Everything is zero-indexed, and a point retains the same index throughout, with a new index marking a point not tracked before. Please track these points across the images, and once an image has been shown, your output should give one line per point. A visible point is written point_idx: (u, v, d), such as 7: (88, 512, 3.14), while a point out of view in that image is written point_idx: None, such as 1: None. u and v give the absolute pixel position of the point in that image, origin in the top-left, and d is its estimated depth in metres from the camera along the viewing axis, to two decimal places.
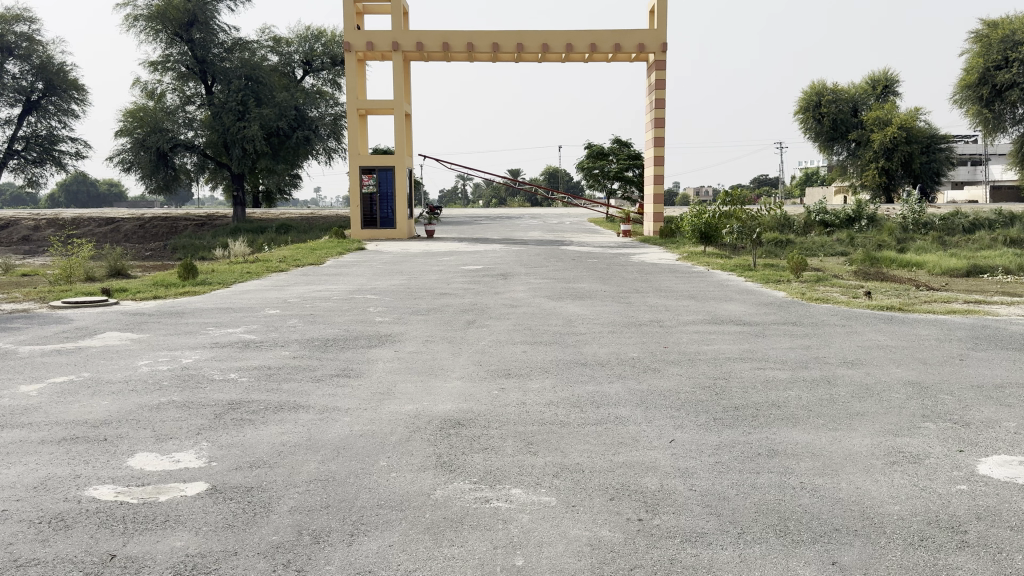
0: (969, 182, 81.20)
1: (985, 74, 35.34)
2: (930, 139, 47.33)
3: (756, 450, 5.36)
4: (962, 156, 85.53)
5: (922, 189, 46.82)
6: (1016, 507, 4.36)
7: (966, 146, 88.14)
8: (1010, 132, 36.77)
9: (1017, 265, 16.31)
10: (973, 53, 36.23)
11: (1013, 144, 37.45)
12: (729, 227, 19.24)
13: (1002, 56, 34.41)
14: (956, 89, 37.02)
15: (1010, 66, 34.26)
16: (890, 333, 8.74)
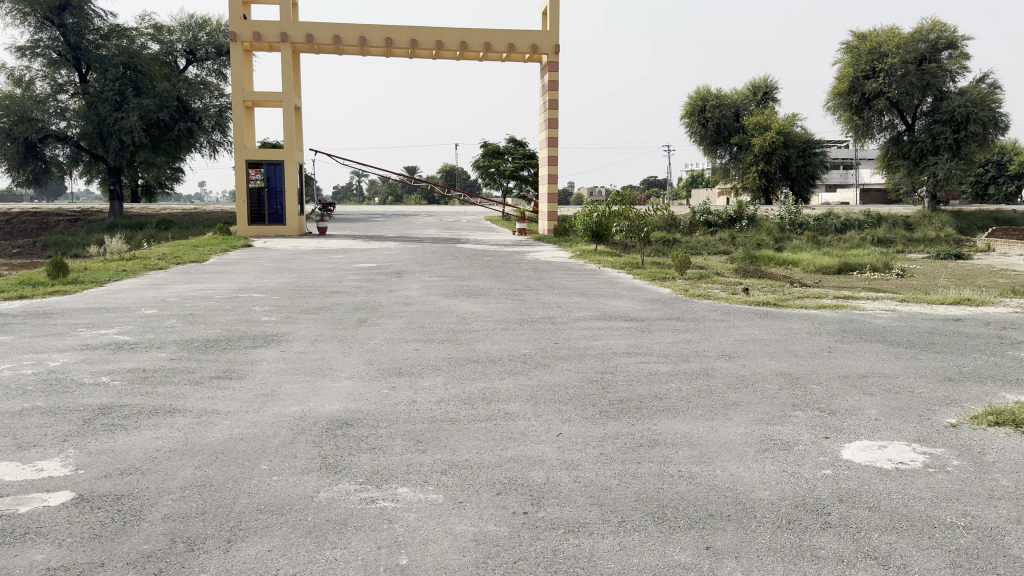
0: (840, 185, 86.23)
1: (855, 83, 37.46)
2: (806, 144, 50.01)
3: (638, 441, 5.50)
4: (834, 160, 90.62)
5: (798, 190, 49.47)
6: (876, 489, 4.64)
7: (838, 149, 93.61)
8: (877, 139, 39.26)
9: (882, 263, 17.44)
10: (844, 63, 38.45)
11: (880, 151, 39.97)
12: (618, 226, 19.75)
13: (870, 66, 36.82)
14: (828, 96, 39.09)
15: (877, 77, 36.62)
16: (765, 327, 9.18)
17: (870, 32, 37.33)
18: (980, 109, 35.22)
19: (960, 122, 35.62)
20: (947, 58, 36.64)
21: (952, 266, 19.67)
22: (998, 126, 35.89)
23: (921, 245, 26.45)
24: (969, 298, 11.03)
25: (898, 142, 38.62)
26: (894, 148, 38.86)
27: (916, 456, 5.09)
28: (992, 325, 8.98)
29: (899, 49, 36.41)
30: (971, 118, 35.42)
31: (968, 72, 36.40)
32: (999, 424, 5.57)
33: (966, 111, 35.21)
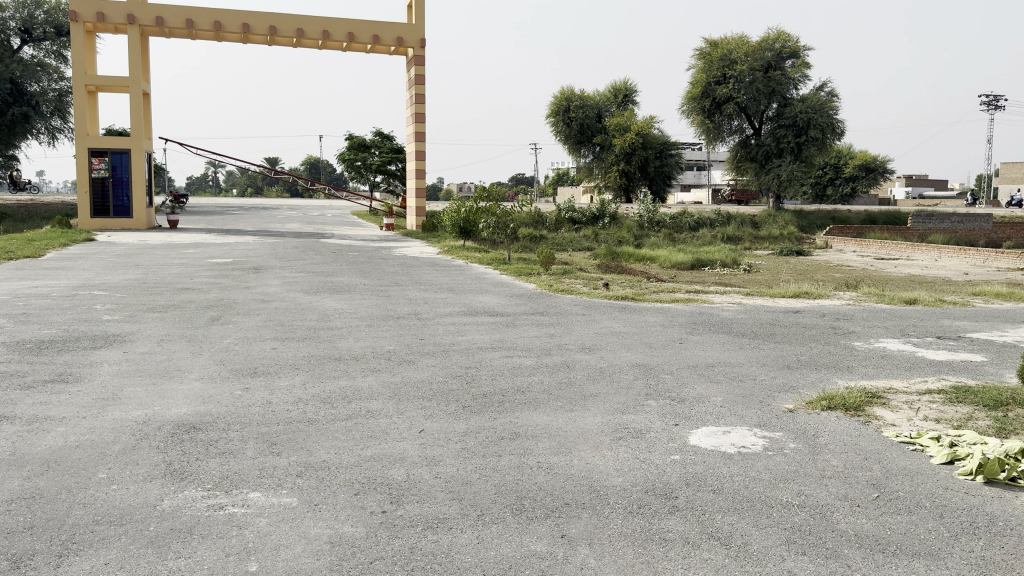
0: (694, 185, 90.55)
1: (707, 88, 39.38)
2: (663, 145, 52.16)
3: (500, 434, 5.55)
4: (688, 163, 95.05)
5: (656, 190, 51.52)
6: (720, 472, 4.90)
7: (692, 150, 98.39)
8: (727, 141, 41.45)
9: (730, 259, 18.47)
10: (697, 69, 40.26)
11: (729, 154, 42.20)
12: (484, 222, 19.87)
13: (721, 72, 38.85)
14: (683, 100, 40.83)
15: (727, 82, 38.67)
16: (622, 320, 9.52)
17: (720, 39, 39.29)
18: (819, 115, 37.97)
19: (802, 128, 38.29)
20: (790, 67, 39.29)
21: (793, 261, 21.13)
22: (835, 131, 38.80)
23: (766, 242, 28.25)
24: (807, 291, 11.87)
25: (746, 145, 40.93)
26: (742, 151, 41.14)
27: (756, 440, 5.41)
28: (827, 316, 9.71)
29: (747, 56, 38.65)
30: (811, 123, 38.12)
31: (809, 80, 39.17)
32: (831, 408, 6.01)
33: (806, 117, 37.88)
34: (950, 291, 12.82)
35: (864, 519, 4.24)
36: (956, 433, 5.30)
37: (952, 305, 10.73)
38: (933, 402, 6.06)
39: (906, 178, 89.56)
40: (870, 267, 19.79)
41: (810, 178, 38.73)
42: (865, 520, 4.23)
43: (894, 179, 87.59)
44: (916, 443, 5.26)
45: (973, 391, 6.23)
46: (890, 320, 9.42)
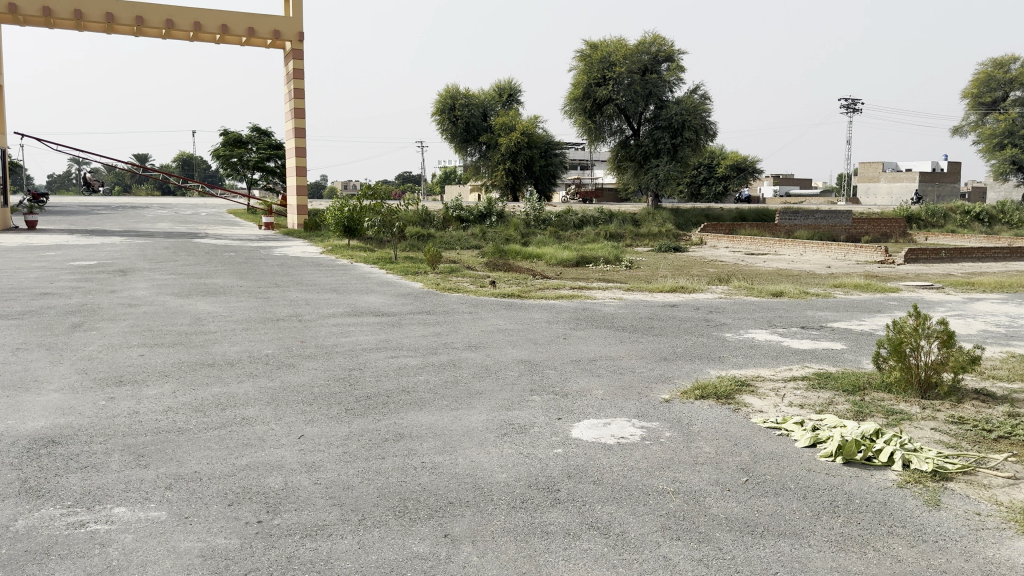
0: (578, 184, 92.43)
1: (588, 89, 40.21)
2: (548, 145, 52.94)
3: (383, 436, 5.47)
4: (572, 163, 96.88)
5: (541, 188, 52.25)
6: (601, 463, 4.99)
7: (574, 150, 100.37)
8: (609, 141, 42.50)
9: (613, 256, 18.97)
10: (578, 70, 41.00)
11: (611, 153, 43.28)
12: (369, 220, 19.59)
13: (601, 74, 39.74)
14: (565, 100, 41.53)
15: (607, 84, 39.60)
16: (508, 317, 9.59)
17: (600, 42, 40.25)
18: (693, 117, 39.55)
19: (677, 129, 39.78)
20: (665, 70, 40.71)
21: (671, 257, 21.95)
22: (708, 133, 40.52)
23: (646, 240, 29.23)
24: (683, 286, 12.35)
25: (625, 146, 42.10)
26: (622, 151, 42.29)
27: (635, 430, 5.57)
28: (701, 309, 10.12)
29: (626, 59, 39.81)
30: (685, 125, 39.65)
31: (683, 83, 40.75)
32: (703, 397, 6.27)
33: (681, 119, 39.39)
34: (813, 284, 13.66)
35: (734, 502, 4.45)
36: (818, 417, 5.62)
37: (814, 297, 11.43)
38: (798, 388, 6.42)
39: (774, 177, 94.74)
40: (743, 262, 20.80)
41: (686, 178, 40.31)
42: (735, 504, 4.43)
43: (763, 178, 92.36)
44: (782, 427, 5.56)
45: (832, 377, 6.64)
46: (758, 311, 9.93)
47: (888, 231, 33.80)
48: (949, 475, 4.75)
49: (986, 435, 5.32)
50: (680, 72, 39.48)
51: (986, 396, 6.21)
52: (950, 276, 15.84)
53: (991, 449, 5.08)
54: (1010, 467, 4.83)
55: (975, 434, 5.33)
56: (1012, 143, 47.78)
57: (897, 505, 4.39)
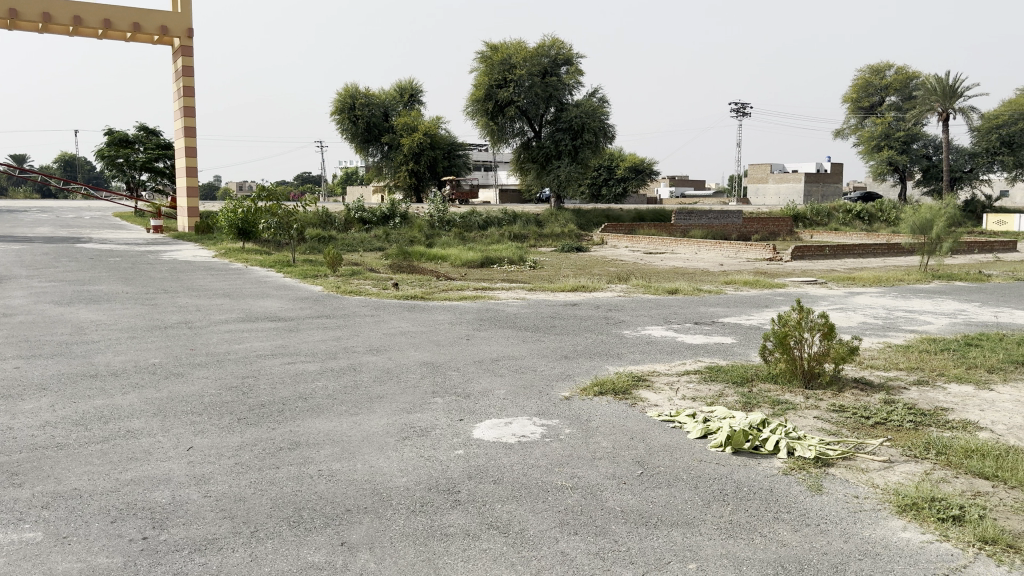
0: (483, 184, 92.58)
1: (490, 91, 40.34)
2: (450, 146, 52.84)
3: (277, 445, 5.33)
4: (476, 164, 97.04)
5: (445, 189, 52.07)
6: (501, 463, 5.00)
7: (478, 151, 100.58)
8: (511, 143, 42.75)
9: (517, 256, 19.09)
10: (479, 71, 41.05)
11: (513, 155, 43.54)
12: (265, 222, 19.03)
13: (502, 76, 39.97)
14: (467, 102, 41.54)
15: (508, 86, 39.86)
16: (410, 320, 9.52)
17: (500, 44, 40.43)
18: (592, 120, 40.33)
19: (577, 131, 40.44)
20: (564, 74, 41.36)
21: (573, 257, 22.29)
22: (607, 136, 41.38)
23: (549, 240, 29.61)
24: (584, 285, 12.57)
25: (528, 147, 42.41)
26: (525, 152, 42.57)
27: (535, 429, 5.62)
28: (601, 307, 10.32)
29: (526, 62, 40.19)
30: (585, 127, 40.37)
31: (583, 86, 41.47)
32: (602, 393, 6.39)
33: (581, 121, 40.08)
34: (707, 281, 14.16)
35: (630, 495, 4.55)
36: (709, 410, 5.82)
37: (707, 293, 11.85)
38: (691, 382, 6.64)
39: (670, 178, 97.75)
40: (642, 261, 21.32)
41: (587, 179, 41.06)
42: (630, 496, 4.54)
43: (661, 179, 95.06)
44: (675, 420, 5.74)
45: (723, 370, 6.90)
46: (656, 309, 10.21)
47: (778, 230, 35.43)
48: (830, 461, 5.00)
49: (863, 421, 5.63)
50: (579, 76, 40.18)
51: (864, 384, 6.59)
52: (833, 272, 16.76)
53: (867, 434, 5.38)
54: (885, 452, 5.12)
55: (854, 421, 5.64)
56: (888, 144, 50.85)
57: (783, 491, 4.60)
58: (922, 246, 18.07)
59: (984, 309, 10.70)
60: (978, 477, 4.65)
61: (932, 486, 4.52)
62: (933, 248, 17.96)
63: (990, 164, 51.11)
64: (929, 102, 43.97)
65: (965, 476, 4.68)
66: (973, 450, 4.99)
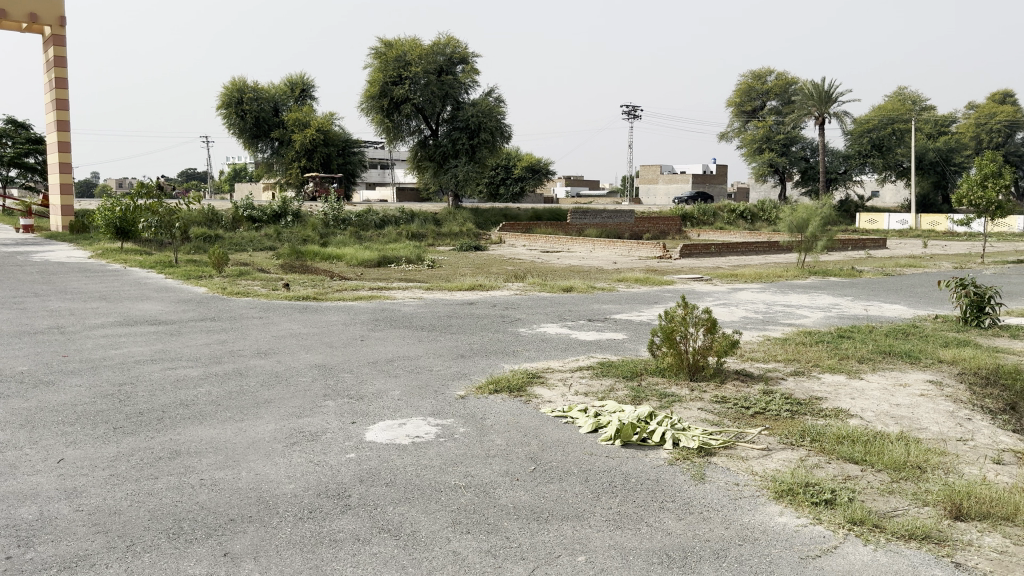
0: (379, 182, 91.39)
1: (384, 87, 39.72)
2: (345, 142, 51.87)
3: (157, 455, 5.09)
4: (372, 161, 95.62)
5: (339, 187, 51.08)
6: (393, 465, 4.94)
7: (374, 149, 99.04)
8: (407, 141, 42.35)
9: (414, 255, 18.94)
10: (374, 68, 40.41)
11: (409, 153, 43.14)
12: (145, 221, 18.14)
13: (397, 73, 39.56)
14: (361, 98, 40.75)
15: (403, 83, 39.51)
16: (301, 321, 9.30)
17: (394, 40, 40.00)
18: (488, 119, 40.56)
19: (473, 130, 40.56)
20: (460, 72, 41.30)
21: (470, 256, 22.32)
22: (503, 135, 41.65)
23: (447, 239, 29.54)
24: (481, 284, 12.58)
25: (424, 145, 42.09)
26: (422, 151, 42.28)
27: (429, 430, 5.58)
28: (497, 306, 10.38)
29: (421, 59, 39.92)
30: (481, 127, 40.51)
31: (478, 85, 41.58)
32: (497, 391, 6.43)
33: (477, 120, 40.26)
34: (599, 279, 14.46)
35: (522, 491, 4.59)
36: (600, 404, 5.95)
37: (601, 291, 12.11)
38: (583, 377, 6.78)
39: (566, 178, 99.30)
40: (539, 259, 21.55)
41: (484, 178, 41.21)
42: (523, 492, 4.57)
43: (558, 179, 96.36)
44: (567, 415, 5.83)
45: (614, 365, 7.08)
46: (550, 307, 10.36)
47: (669, 229, 36.62)
48: (713, 450, 5.20)
49: (744, 411, 5.89)
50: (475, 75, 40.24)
51: (745, 375, 6.90)
52: (719, 269, 17.41)
53: (747, 424, 5.63)
54: (763, 440, 5.37)
55: (736, 411, 5.89)
56: (770, 147, 53.39)
57: (669, 481, 4.75)
58: (799, 245, 19.07)
59: (855, 302, 11.39)
60: (849, 462, 4.94)
61: (807, 472, 4.76)
62: (809, 246, 19.04)
63: (863, 166, 54.27)
64: (807, 107, 46.37)
65: (835, 460, 4.96)
66: (844, 436, 5.29)
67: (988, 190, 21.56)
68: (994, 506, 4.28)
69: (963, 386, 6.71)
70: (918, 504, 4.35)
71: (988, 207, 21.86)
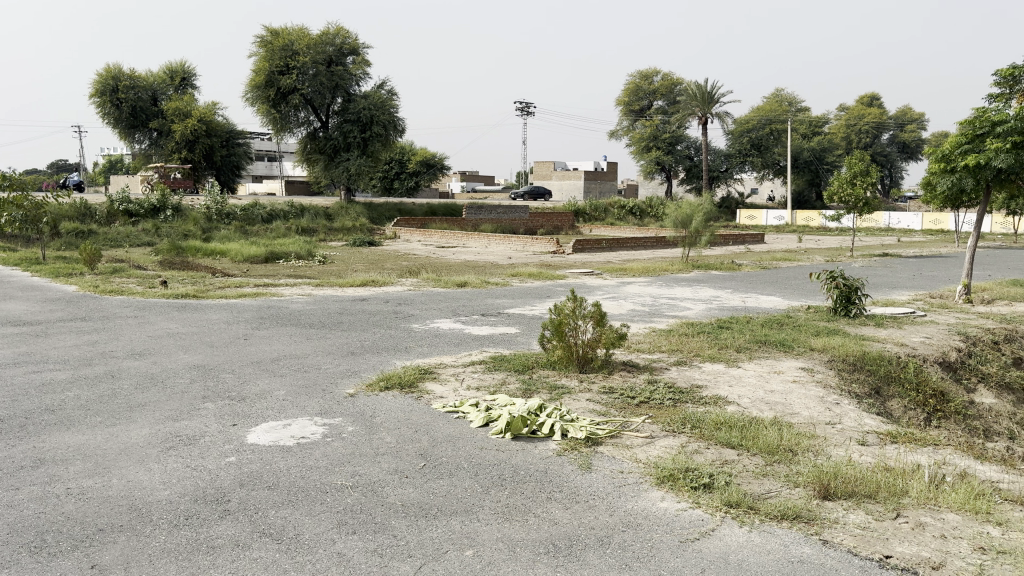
0: (267, 176, 88.33)
1: (271, 77, 38.38)
2: (229, 134, 50.03)
3: (17, 464, 4.75)
4: (258, 153, 92.22)
5: (224, 180, 49.27)
6: (276, 467, 4.80)
7: (260, 141, 95.83)
8: (296, 133, 41.18)
9: (304, 251, 18.49)
10: (259, 57, 38.94)
11: (298, 145, 41.96)
12: (7, 214, 16.93)
13: (284, 63, 38.40)
14: (245, 88, 39.02)
15: (290, 73, 38.41)
16: (181, 320, 8.90)
17: (281, 29, 38.78)
18: (380, 112, 40.06)
19: (365, 123, 39.96)
20: (351, 63, 40.67)
21: (363, 251, 22.01)
22: (396, 129, 41.22)
23: (338, 234, 28.99)
24: (373, 279, 12.40)
25: (314, 138, 41.09)
26: (311, 144, 41.30)
27: (315, 429, 5.45)
28: (389, 301, 10.26)
29: (309, 49, 38.98)
30: (373, 120, 40.10)
31: (369, 77, 41.02)
32: (387, 387, 6.36)
33: (369, 113, 39.71)
34: (493, 274, 14.49)
35: (410, 488, 4.54)
36: (491, 398, 5.97)
37: (494, 286, 12.16)
38: (475, 372, 6.79)
39: (461, 173, 98.94)
40: (433, 254, 21.46)
41: (377, 173, 40.70)
42: (411, 489, 4.53)
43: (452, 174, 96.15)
44: (459, 410, 5.82)
45: (506, 359, 7.12)
46: (444, 302, 10.32)
47: (562, 225, 37.24)
48: (599, 440, 5.31)
49: (629, 401, 6.04)
50: (366, 66, 39.65)
51: (631, 366, 7.08)
52: (610, 264, 17.84)
53: (633, 413, 5.78)
54: (647, 428, 5.53)
55: (622, 401, 6.03)
56: (656, 145, 55.11)
57: (557, 471, 4.82)
58: (684, 239, 19.78)
59: (734, 294, 11.89)
60: (726, 447, 5.14)
61: (687, 457, 4.93)
62: (693, 240, 19.75)
63: (743, 164, 56.74)
64: (691, 107, 47.99)
65: (715, 446, 5.16)
66: (722, 423, 5.51)
67: (857, 188, 22.94)
68: (859, 485, 4.54)
69: (832, 372, 7.12)
70: (790, 486, 4.57)
71: (856, 204, 23.27)
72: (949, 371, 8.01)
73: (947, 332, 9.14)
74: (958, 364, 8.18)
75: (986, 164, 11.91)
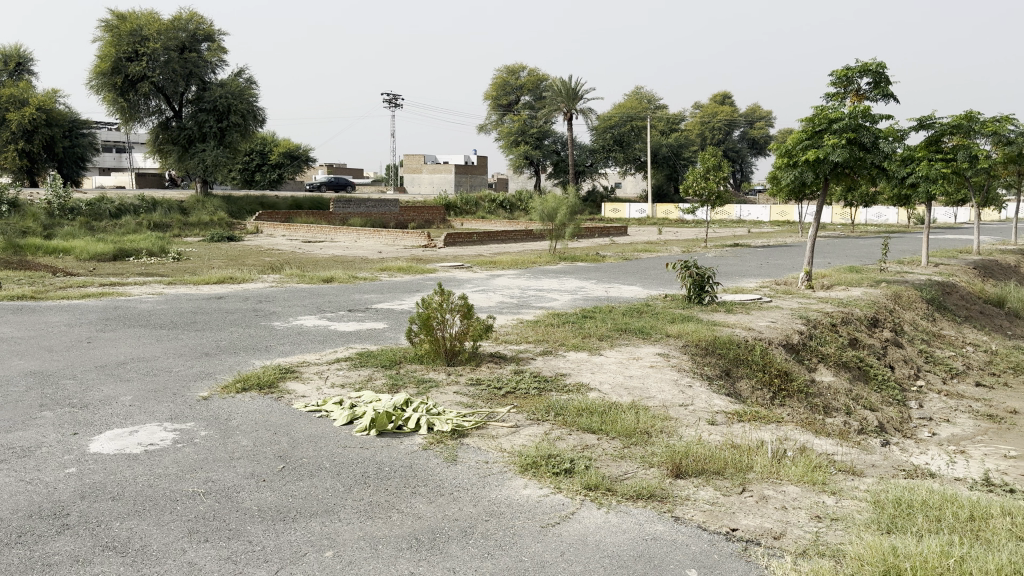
0: (114, 168, 83.00)
1: (118, 63, 35.81)
2: (72, 123, 47.29)
3: None
4: (105, 143, 86.41)
5: (67, 172, 46.36)
6: (121, 477, 4.55)
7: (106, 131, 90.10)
8: (146, 123, 38.99)
9: (156, 248, 17.55)
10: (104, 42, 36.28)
11: (149, 135, 39.63)
12: None
13: (132, 49, 36.16)
14: (88, 75, 36.27)
15: (140, 60, 36.13)
16: (16, 324, 8.24)
17: (128, 12, 36.46)
18: (239, 101, 38.66)
19: (222, 113, 38.44)
20: (206, 50, 39.08)
21: (222, 247, 21.14)
22: (256, 119, 39.87)
23: (195, 230, 27.75)
24: (233, 276, 11.95)
25: (166, 128, 38.83)
26: (163, 134, 39.00)
27: (164, 435, 5.20)
28: (249, 299, 9.92)
29: (159, 34, 37.03)
30: (230, 109, 38.60)
31: (225, 65, 39.56)
32: (245, 389, 6.15)
33: (226, 102, 38.27)
34: (361, 269, 14.22)
35: (268, 492, 4.41)
36: (356, 395, 5.89)
37: (362, 280, 12.00)
38: (340, 369, 6.67)
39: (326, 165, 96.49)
40: (299, 249, 20.88)
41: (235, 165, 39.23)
42: (269, 493, 4.40)
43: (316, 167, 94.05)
44: (322, 409, 5.71)
45: (372, 355, 7.04)
46: (308, 298, 10.07)
47: (434, 218, 37.19)
48: (465, 431, 5.35)
49: (496, 392, 6.12)
50: (221, 53, 38.10)
51: (498, 357, 7.17)
52: (479, 256, 17.99)
53: (498, 403, 5.87)
54: (512, 417, 5.62)
55: (488, 392, 6.09)
56: (524, 140, 55.76)
57: (421, 465, 4.82)
58: (551, 232, 20.21)
59: (597, 285, 12.26)
60: (587, 432, 5.30)
61: (550, 444, 5.05)
62: (559, 233, 20.20)
63: (607, 159, 58.62)
64: (556, 102, 49.01)
65: (575, 432, 5.30)
66: (583, 409, 5.68)
67: (710, 182, 24.16)
68: (708, 463, 4.80)
69: (686, 357, 7.47)
70: (645, 466, 4.77)
71: (710, 197, 24.34)
72: (792, 352, 8.59)
73: (790, 316, 9.81)
74: (800, 345, 8.77)
75: (824, 159, 12.81)
